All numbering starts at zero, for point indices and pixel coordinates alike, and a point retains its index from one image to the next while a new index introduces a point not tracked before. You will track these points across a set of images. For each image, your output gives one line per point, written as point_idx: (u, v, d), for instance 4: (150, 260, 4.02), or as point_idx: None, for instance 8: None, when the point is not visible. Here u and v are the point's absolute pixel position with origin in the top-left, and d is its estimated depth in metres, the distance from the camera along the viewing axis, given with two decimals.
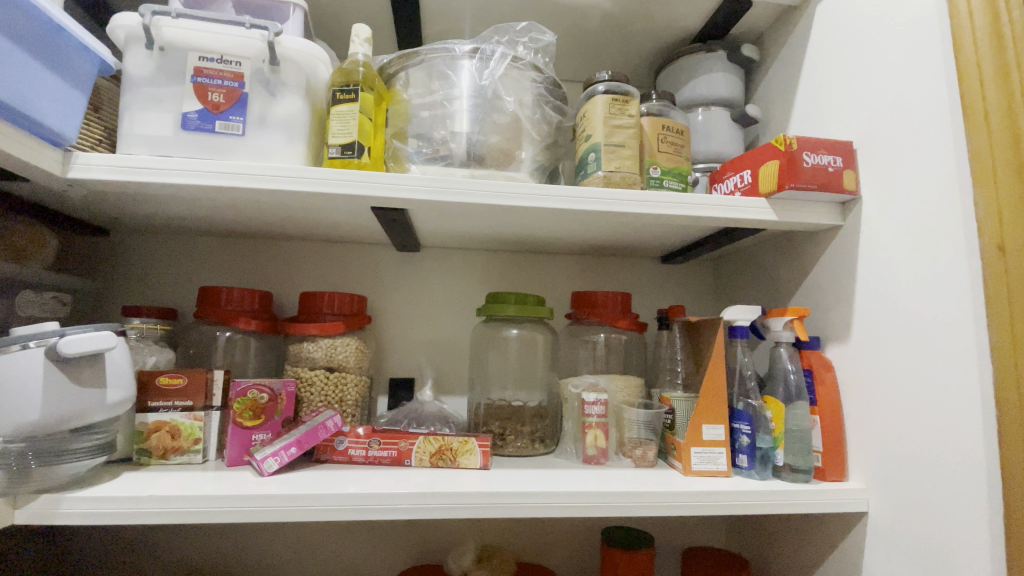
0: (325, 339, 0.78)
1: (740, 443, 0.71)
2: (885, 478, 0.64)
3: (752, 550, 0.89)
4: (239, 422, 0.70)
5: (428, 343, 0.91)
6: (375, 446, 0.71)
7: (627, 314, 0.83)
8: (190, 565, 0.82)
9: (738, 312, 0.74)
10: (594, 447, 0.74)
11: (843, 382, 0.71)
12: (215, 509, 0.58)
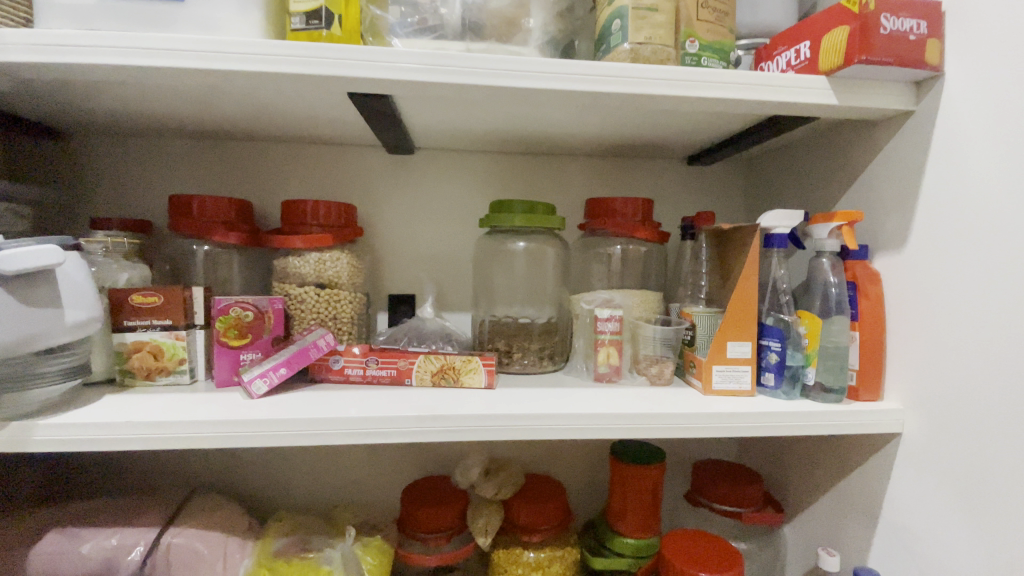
0: (313, 253, 0.71)
1: (767, 360, 0.65)
2: (929, 398, 0.59)
3: (766, 463, 0.88)
4: (222, 341, 0.65)
5: (429, 257, 0.83)
6: (373, 366, 0.67)
7: (647, 223, 0.73)
8: (196, 480, 0.82)
9: (778, 218, 0.65)
10: (606, 364, 0.68)
11: (892, 295, 0.63)
12: (201, 434, 0.54)
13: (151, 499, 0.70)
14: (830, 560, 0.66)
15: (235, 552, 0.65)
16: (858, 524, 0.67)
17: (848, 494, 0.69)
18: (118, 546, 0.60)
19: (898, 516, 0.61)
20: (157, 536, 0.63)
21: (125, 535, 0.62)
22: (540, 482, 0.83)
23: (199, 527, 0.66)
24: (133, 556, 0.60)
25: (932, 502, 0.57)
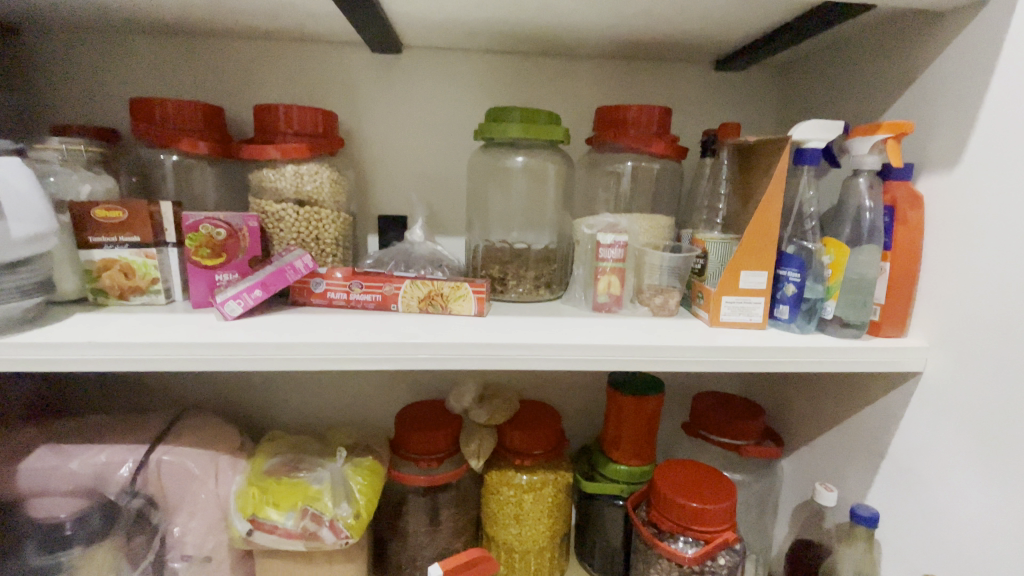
0: (290, 165, 0.65)
1: (783, 293, 0.59)
2: (960, 336, 0.53)
3: (772, 396, 0.85)
4: (195, 261, 0.61)
5: (420, 174, 0.77)
6: (357, 290, 0.62)
7: (663, 135, 0.65)
8: (191, 399, 0.82)
9: (814, 130, 0.56)
10: (606, 294, 0.63)
11: (933, 221, 0.56)
12: (170, 357, 0.51)
13: (144, 417, 0.70)
14: (827, 495, 0.64)
15: (227, 470, 0.65)
16: (861, 461, 0.65)
17: (855, 432, 0.66)
18: (109, 462, 0.61)
19: (906, 456, 0.58)
20: (147, 452, 0.63)
21: (113, 452, 0.62)
22: (535, 408, 0.82)
23: (189, 444, 0.66)
24: (123, 471, 0.61)
25: (947, 444, 0.54)
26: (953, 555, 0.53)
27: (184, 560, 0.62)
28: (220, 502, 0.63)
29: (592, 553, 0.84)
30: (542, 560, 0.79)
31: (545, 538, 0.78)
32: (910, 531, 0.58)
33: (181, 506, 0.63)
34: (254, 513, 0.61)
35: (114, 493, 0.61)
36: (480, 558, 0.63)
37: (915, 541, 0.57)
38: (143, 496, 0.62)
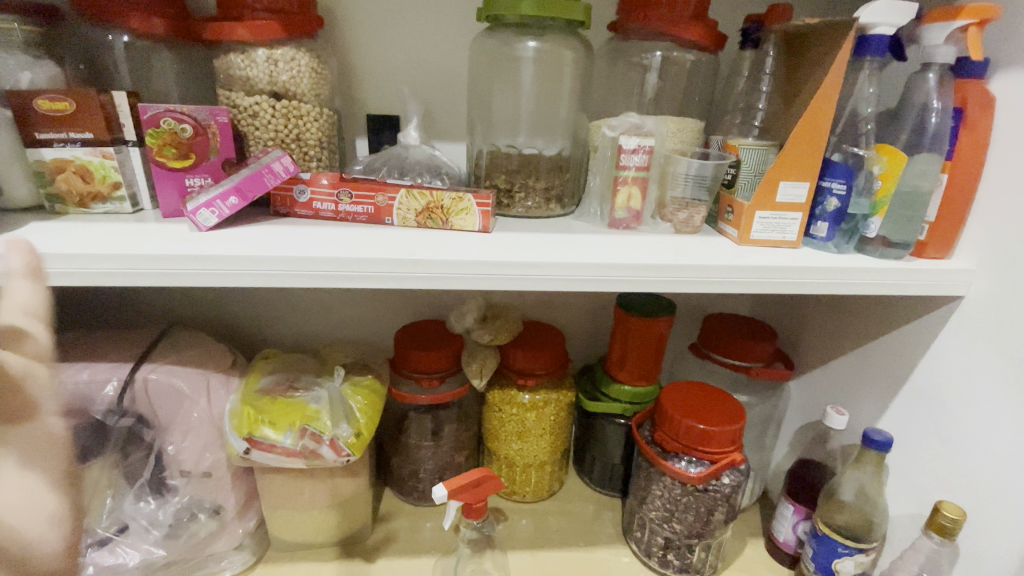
0: (263, 49, 0.55)
1: (823, 208, 0.53)
2: (1015, 259, 0.48)
3: (785, 319, 0.82)
4: (161, 163, 0.54)
5: (414, 67, 0.67)
6: (346, 201, 0.56)
7: (700, 19, 0.55)
8: (180, 317, 0.78)
9: (888, 13, 0.46)
10: (625, 208, 0.57)
11: (1004, 126, 0.49)
12: (136, 272, 0.45)
13: (128, 334, 0.66)
14: (838, 418, 0.63)
15: (219, 388, 0.63)
16: (878, 386, 0.63)
17: (875, 358, 0.64)
18: (90, 382, 0.59)
19: (931, 383, 0.56)
20: (132, 371, 0.60)
21: (96, 370, 0.60)
22: (539, 329, 0.78)
23: (176, 362, 0.63)
24: (108, 391, 0.59)
25: (979, 372, 0.51)
26: (968, 480, 0.52)
27: (182, 476, 0.61)
28: (214, 420, 0.61)
29: (592, 469, 0.85)
30: (543, 475, 0.79)
31: (546, 455, 0.78)
32: (925, 455, 0.57)
33: (173, 424, 0.61)
34: (250, 432, 0.59)
35: (101, 411, 0.58)
36: (486, 480, 0.60)
37: (928, 465, 0.56)
38: (132, 416, 0.60)
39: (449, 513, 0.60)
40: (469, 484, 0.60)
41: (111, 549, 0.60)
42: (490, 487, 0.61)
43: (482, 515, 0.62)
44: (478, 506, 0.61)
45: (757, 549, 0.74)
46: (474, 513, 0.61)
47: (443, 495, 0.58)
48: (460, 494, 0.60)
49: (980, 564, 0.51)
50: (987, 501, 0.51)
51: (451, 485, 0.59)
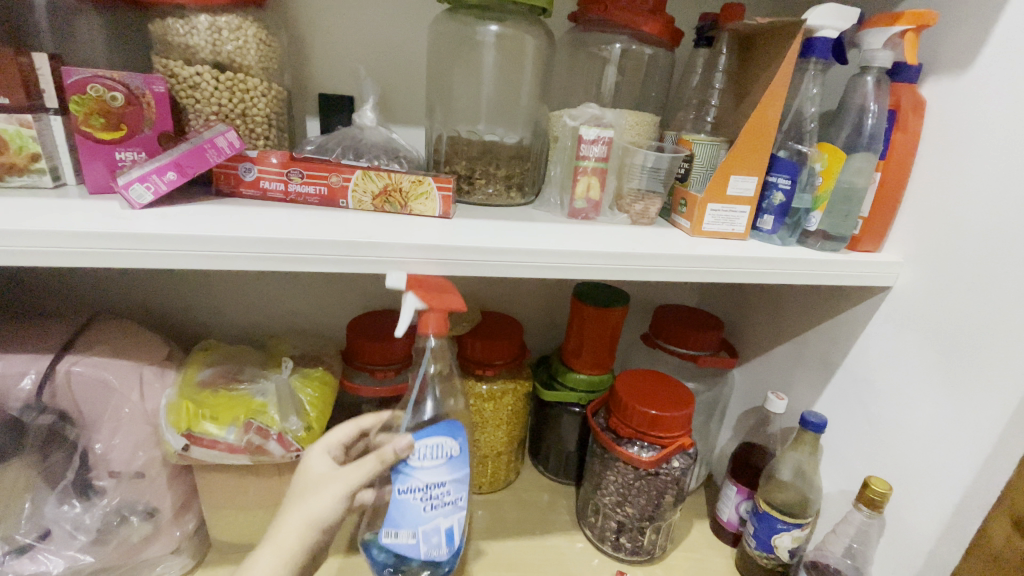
0: (204, 15, 0.51)
1: (770, 201, 0.55)
2: (936, 253, 0.53)
3: (730, 310, 0.86)
4: (87, 133, 0.49)
5: (371, 46, 0.64)
6: (297, 181, 0.53)
7: (658, 15, 0.56)
8: (109, 306, 0.72)
9: (830, 17, 0.49)
10: (584, 199, 0.58)
11: (933, 130, 0.53)
12: (59, 252, 0.41)
13: (47, 322, 0.61)
14: (776, 403, 0.66)
15: (153, 382, 0.58)
16: (816, 372, 0.67)
17: (813, 345, 0.68)
18: (2, 375, 0.53)
19: (863, 367, 0.60)
20: (53, 362, 0.55)
21: (8, 362, 0.54)
22: (497, 319, 0.78)
23: (105, 354, 0.58)
24: (24, 384, 0.53)
25: (907, 356, 0.56)
26: (893, 457, 0.57)
27: (111, 477, 0.57)
28: (148, 416, 0.57)
29: (547, 457, 0.85)
30: (499, 466, 0.79)
31: (503, 445, 0.78)
32: (856, 435, 0.61)
33: (101, 421, 0.56)
34: (189, 427, 0.55)
35: (15, 408, 0.53)
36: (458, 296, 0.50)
37: (859, 444, 0.61)
38: (53, 412, 0.55)
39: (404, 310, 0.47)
40: (434, 287, 0.48)
41: (31, 556, 0.55)
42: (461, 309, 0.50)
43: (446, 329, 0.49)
44: (442, 303, 0.48)
45: (703, 530, 0.78)
46: (436, 324, 0.49)
47: (408, 303, 0.47)
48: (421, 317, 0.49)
49: (903, 533, 0.56)
50: (908, 476, 0.55)
51: (413, 285, 0.47)
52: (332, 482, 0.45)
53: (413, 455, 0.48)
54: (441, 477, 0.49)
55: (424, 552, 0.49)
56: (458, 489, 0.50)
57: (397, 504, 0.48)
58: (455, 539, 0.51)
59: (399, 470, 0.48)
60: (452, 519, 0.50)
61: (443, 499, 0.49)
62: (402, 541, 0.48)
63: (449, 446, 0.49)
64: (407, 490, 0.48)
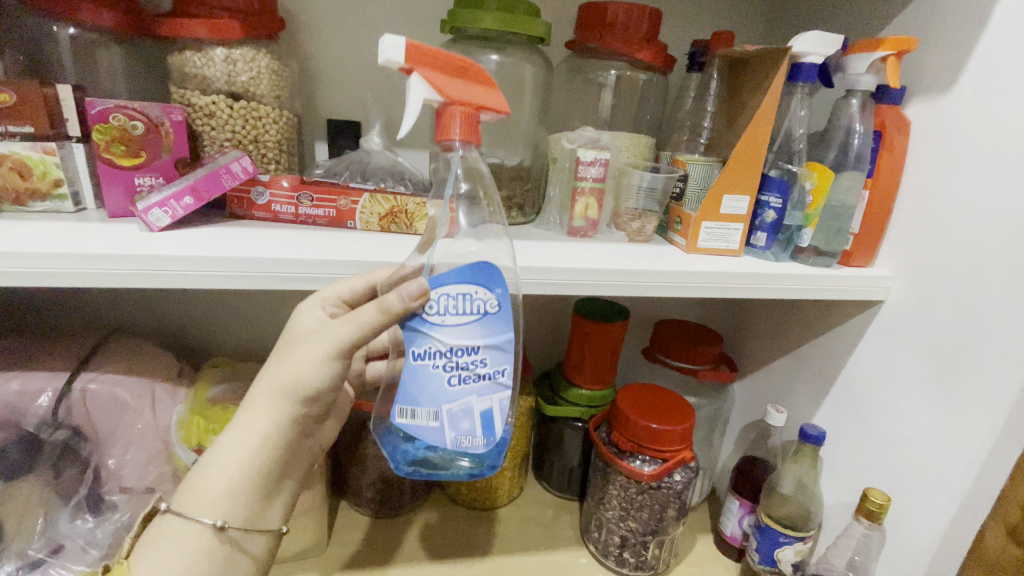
0: (220, 48, 0.54)
1: (763, 218, 0.57)
2: (925, 267, 0.54)
3: (729, 324, 0.87)
4: (108, 160, 0.52)
5: (377, 74, 0.67)
6: (306, 203, 0.55)
7: (651, 42, 0.59)
8: (122, 325, 0.74)
9: (814, 44, 0.52)
10: (582, 217, 0.60)
11: (917, 150, 0.55)
12: (80, 274, 0.43)
13: (63, 341, 0.63)
14: (775, 416, 0.67)
15: (165, 398, 0.60)
16: (814, 385, 0.68)
17: (811, 358, 0.69)
18: (21, 392, 0.54)
19: (859, 380, 0.62)
20: (69, 380, 0.57)
21: (27, 380, 0.55)
22: None
23: (119, 372, 0.59)
24: (40, 402, 0.55)
25: (901, 369, 0.57)
26: (891, 468, 0.57)
27: (123, 492, 0.58)
28: (159, 432, 0.58)
29: (551, 473, 0.86)
30: (502, 481, 0.80)
31: (507, 460, 0.79)
32: (855, 447, 0.62)
33: (114, 437, 0.57)
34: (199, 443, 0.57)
35: (32, 424, 0.54)
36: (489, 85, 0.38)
37: (857, 456, 0.62)
38: (68, 429, 0.56)
39: (411, 97, 0.35)
40: (451, 70, 0.37)
41: (43, 571, 0.54)
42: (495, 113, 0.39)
43: (479, 136, 0.37)
44: (469, 99, 0.36)
45: (706, 544, 0.78)
46: (465, 123, 0.36)
47: (415, 89, 0.35)
48: (441, 112, 0.36)
49: (903, 545, 0.56)
50: (906, 488, 0.56)
51: (414, 61, 0.35)
52: (317, 341, 0.39)
53: (427, 305, 0.36)
54: (472, 338, 0.36)
55: (452, 440, 0.37)
56: (498, 356, 0.37)
57: (413, 374, 0.36)
58: (495, 430, 0.38)
59: (414, 325, 0.36)
60: (489, 401, 0.37)
61: (476, 375, 0.37)
62: (420, 423, 0.37)
63: (484, 297, 0.36)
64: (426, 356, 0.36)
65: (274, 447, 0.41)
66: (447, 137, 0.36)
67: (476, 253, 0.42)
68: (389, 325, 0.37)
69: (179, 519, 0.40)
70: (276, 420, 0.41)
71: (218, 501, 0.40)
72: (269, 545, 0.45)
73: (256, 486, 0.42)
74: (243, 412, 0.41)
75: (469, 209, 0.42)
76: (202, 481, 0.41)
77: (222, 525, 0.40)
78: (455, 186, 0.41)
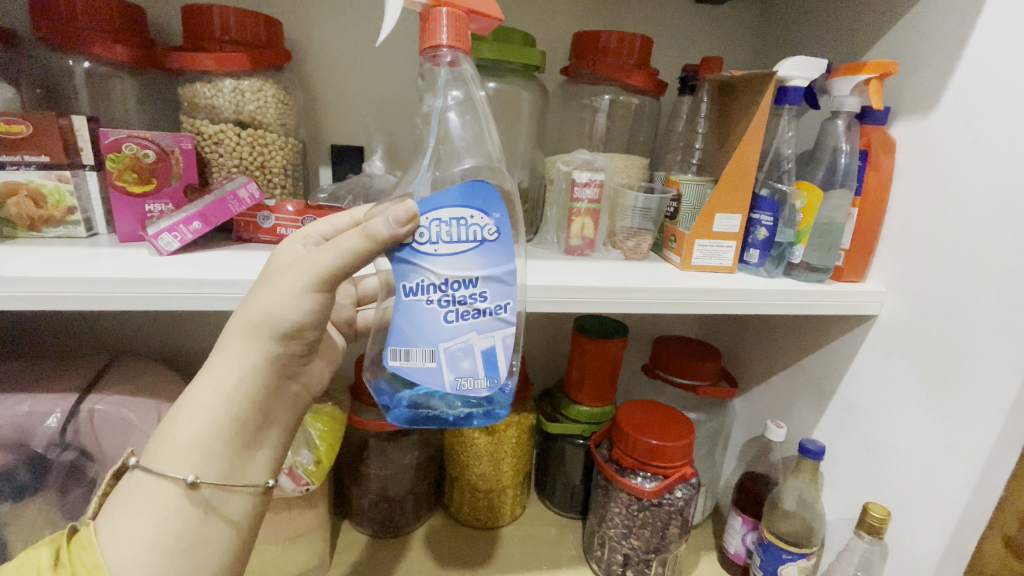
0: (229, 80, 0.57)
1: (754, 236, 0.59)
2: (916, 282, 0.55)
3: (727, 339, 0.88)
4: (120, 187, 0.54)
5: (379, 101, 0.70)
6: (311, 226, 0.57)
7: (642, 68, 0.61)
8: (130, 346, 0.76)
9: (799, 68, 0.54)
10: (579, 236, 0.61)
11: (903, 167, 0.56)
12: (93, 296, 0.45)
13: (72, 363, 0.64)
14: (775, 431, 0.67)
15: None
16: (813, 399, 0.69)
17: (808, 372, 0.69)
18: (31, 414, 0.56)
19: (856, 394, 0.62)
20: (77, 402, 0.58)
21: (37, 402, 0.57)
22: None
23: (126, 393, 0.61)
24: (50, 423, 0.56)
25: (897, 382, 0.57)
26: (891, 482, 0.58)
27: None
28: None
29: (553, 491, 0.86)
30: (504, 499, 0.80)
31: (509, 478, 0.79)
32: (854, 461, 0.62)
33: (120, 458, 0.58)
34: None
35: (41, 445, 0.55)
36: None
37: (857, 470, 0.62)
38: (76, 449, 0.57)
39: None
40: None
41: None
42: (485, 21, 0.37)
43: (469, 42, 0.35)
44: (454, 1, 0.34)
45: (710, 562, 0.77)
46: (452, 28, 0.34)
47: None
48: (425, 17, 0.34)
49: (906, 560, 0.56)
50: (907, 502, 0.56)
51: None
52: (296, 268, 0.37)
53: (416, 233, 0.35)
54: (468, 268, 0.35)
55: (451, 380, 0.36)
56: (499, 289, 0.36)
57: (408, 311, 0.36)
58: (497, 371, 0.37)
59: (405, 257, 0.36)
60: (490, 339, 0.36)
61: (475, 310, 0.36)
62: (415, 364, 0.36)
63: (481, 222, 0.35)
64: (419, 291, 0.36)
65: (250, 391, 0.38)
66: (433, 45, 0.34)
67: (463, 173, 0.38)
68: (373, 252, 0.36)
69: (151, 476, 0.36)
70: (249, 359, 0.37)
71: (189, 451, 0.36)
72: (253, 506, 0.40)
73: (232, 436, 0.38)
74: (216, 354, 0.38)
75: (461, 121, 0.38)
76: (170, 433, 0.37)
77: (195, 482, 0.36)
78: (445, 96, 0.37)
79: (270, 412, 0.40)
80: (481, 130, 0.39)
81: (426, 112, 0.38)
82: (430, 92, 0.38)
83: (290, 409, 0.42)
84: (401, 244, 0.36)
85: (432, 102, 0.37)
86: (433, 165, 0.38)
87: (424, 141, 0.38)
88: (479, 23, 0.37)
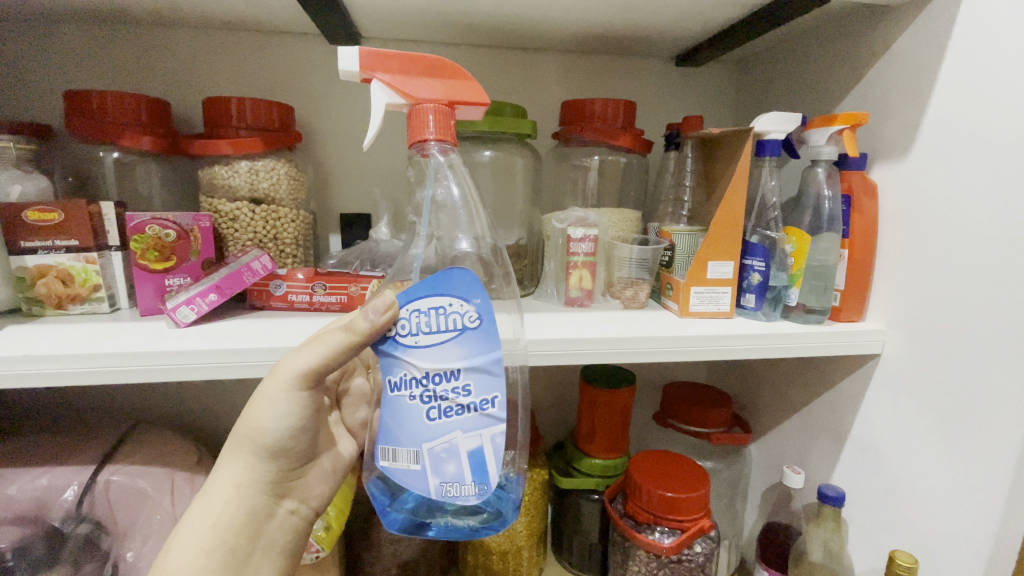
0: (245, 161, 0.61)
1: (749, 281, 0.60)
2: (913, 320, 0.56)
3: (736, 383, 0.87)
4: (142, 264, 0.57)
5: (382, 172, 0.75)
6: (321, 292, 0.60)
7: (628, 129, 0.65)
8: (146, 414, 0.78)
9: (774, 123, 0.57)
10: (578, 288, 0.63)
11: (888, 211, 0.58)
12: (113, 370, 0.47)
13: (90, 434, 0.66)
14: (795, 477, 0.66)
15: (184, 487, 0.61)
16: (827, 441, 0.67)
17: (819, 414, 0.69)
18: (50, 487, 0.57)
19: (870, 436, 0.61)
20: (93, 474, 0.59)
21: (56, 475, 0.58)
22: None
23: (141, 463, 0.62)
24: (67, 495, 0.57)
25: (907, 423, 0.57)
26: (915, 529, 0.56)
27: None
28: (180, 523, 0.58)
29: (571, 550, 0.83)
30: (520, 561, 0.77)
31: (523, 538, 0.76)
32: (876, 507, 0.60)
33: (133, 530, 0.58)
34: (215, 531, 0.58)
35: (57, 518, 0.56)
36: (460, 77, 0.38)
37: (880, 516, 0.60)
38: (91, 521, 0.58)
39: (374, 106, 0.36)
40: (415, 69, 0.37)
41: None
42: (473, 108, 0.39)
43: (454, 134, 0.37)
44: (436, 97, 0.37)
45: None
46: (437, 123, 0.37)
47: (376, 95, 0.36)
48: (412, 114, 0.37)
49: None
50: (935, 549, 0.54)
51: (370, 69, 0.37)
52: (276, 373, 0.41)
53: (402, 326, 0.37)
54: (449, 360, 0.37)
55: (436, 486, 0.37)
56: (481, 382, 0.37)
57: (392, 411, 0.37)
58: (485, 475, 0.38)
59: (388, 349, 0.37)
60: (475, 439, 0.37)
61: (457, 406, 0.37)
62: (401, 466, 0.37)
63: (461, 309, 0.37)
64: (402, 386, 0.37)
65: (238, 512, 0.41)
66: (421, 140, 0.37)
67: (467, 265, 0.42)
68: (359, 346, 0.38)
69: None
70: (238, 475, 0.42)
71: None
72: None
73: (222, 563, 0.40)
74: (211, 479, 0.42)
75: (452, 205, 0.41)
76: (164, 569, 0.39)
77: None
78: (435, 187, 0.40)
79: (261, 537, 0.43)
80: (474, 217, 0.42)
81: (419, 204, 0.41)
82: (420, 183, 0.40)
83: (283, 530, 0.45)
84: (385, 337, 0.37)
85: (423, 193, 0.40)
86: (432, 252, 0.42)
87: (419, 231, 0.41)
88: (467, 108, 0.39)
